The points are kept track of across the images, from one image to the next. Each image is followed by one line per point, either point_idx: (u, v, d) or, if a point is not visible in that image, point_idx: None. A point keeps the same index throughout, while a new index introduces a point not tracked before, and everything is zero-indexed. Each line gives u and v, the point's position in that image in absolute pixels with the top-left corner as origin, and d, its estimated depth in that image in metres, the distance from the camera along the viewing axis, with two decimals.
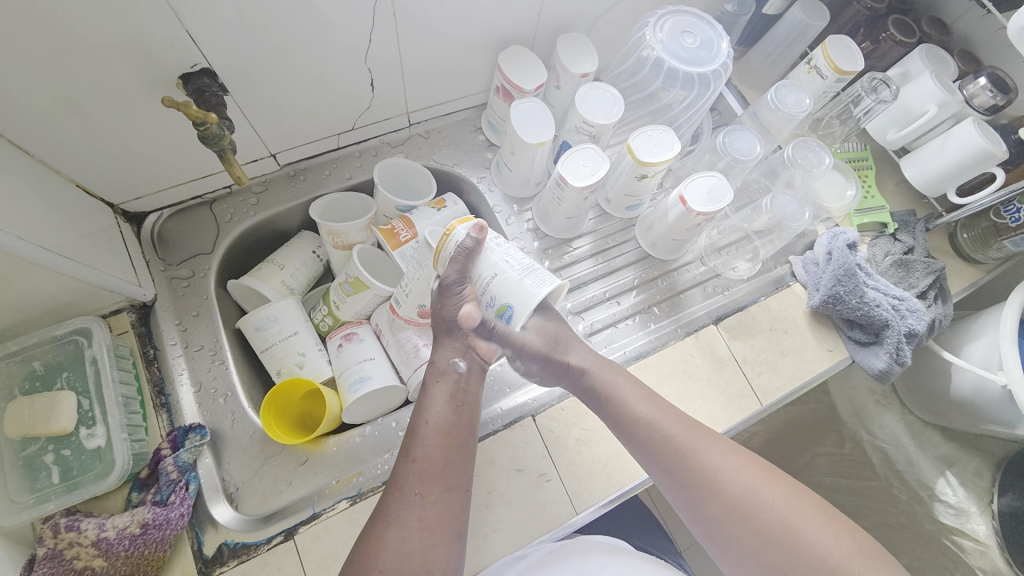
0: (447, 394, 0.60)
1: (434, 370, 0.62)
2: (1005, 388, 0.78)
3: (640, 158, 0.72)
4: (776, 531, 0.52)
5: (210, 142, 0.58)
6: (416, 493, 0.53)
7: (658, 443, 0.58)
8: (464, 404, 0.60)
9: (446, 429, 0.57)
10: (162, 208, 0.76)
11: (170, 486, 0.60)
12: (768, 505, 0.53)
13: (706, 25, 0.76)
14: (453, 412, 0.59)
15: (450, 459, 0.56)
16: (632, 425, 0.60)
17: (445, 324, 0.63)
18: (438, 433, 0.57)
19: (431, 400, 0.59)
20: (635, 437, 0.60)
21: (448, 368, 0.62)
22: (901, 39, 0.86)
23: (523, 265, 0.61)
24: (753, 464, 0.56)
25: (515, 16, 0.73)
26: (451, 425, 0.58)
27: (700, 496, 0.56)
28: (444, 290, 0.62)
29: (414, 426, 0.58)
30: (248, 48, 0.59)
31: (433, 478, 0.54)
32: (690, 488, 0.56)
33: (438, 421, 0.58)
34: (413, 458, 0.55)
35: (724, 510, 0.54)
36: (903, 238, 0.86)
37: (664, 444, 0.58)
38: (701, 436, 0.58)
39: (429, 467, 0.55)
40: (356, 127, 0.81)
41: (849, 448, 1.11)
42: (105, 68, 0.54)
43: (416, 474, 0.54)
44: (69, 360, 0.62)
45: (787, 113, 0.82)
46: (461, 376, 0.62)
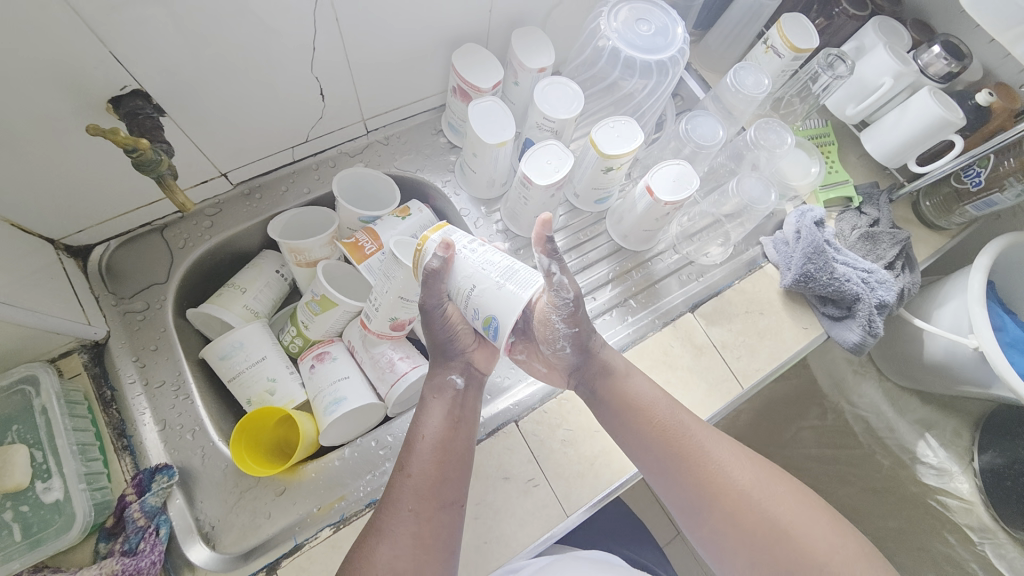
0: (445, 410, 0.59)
1: (432, 385, 0.61)
2: (976, 350, 0.80)
3: (604, 151, 0.71)
4: (774, 535, 0.52)
5: (146, 169, 0.55)
6: (410, 509, 0.52)
7: (659, 442, 0.58)
8: (461, 420, 0.59)
9: (442, 443, 0.56)
10: (108, 239, 0.72)
11: (139, 533, 0.57)
12: (767, 506, 0.54)
13: (661, 11, 0.75)
14: (450, 427, 0.58)
15: (446, 475, 0.54)
16: (628, 424, 0.60)
17: (438, 343, 0.61)
18: (435, 448, 0.56)
19: (429, 415, 0.58)
20: (636, 437, 0.60)
21: (445, 385, 0.61)
22: (853, 13, 0.87)
23: (503, 269, 0.55)
24: (752, 465, 0.57)
25: (465, 13, 0.71)
26: (448, 440, 0.57)
27: (701, 497, 0.56)
28: (427, 312, 0.59)
29: (411, 440, 0.57)
30: (181, 65, 0.56)
31: (429, 494, 0.53)
32: (691, 488, 0.56)
33: (435, 436, 0.56)
34: (409, 473, 0.54)
35: (723, 513, 0.55)
36: (869, 211, 0.87)
37: (666, 443, 0.58)
38: (695, 433, 0.58)
39: (424, 482, 0.53)
40: (310, 139, 0.78)
41: (832, 420, 1.17)
42: (25, 98, 0.50)
43: (412, 490, 0.53)
44: (17, 411, 0.58)
45: (747, 94, 0.82)
46: (459, 393, 0.60)
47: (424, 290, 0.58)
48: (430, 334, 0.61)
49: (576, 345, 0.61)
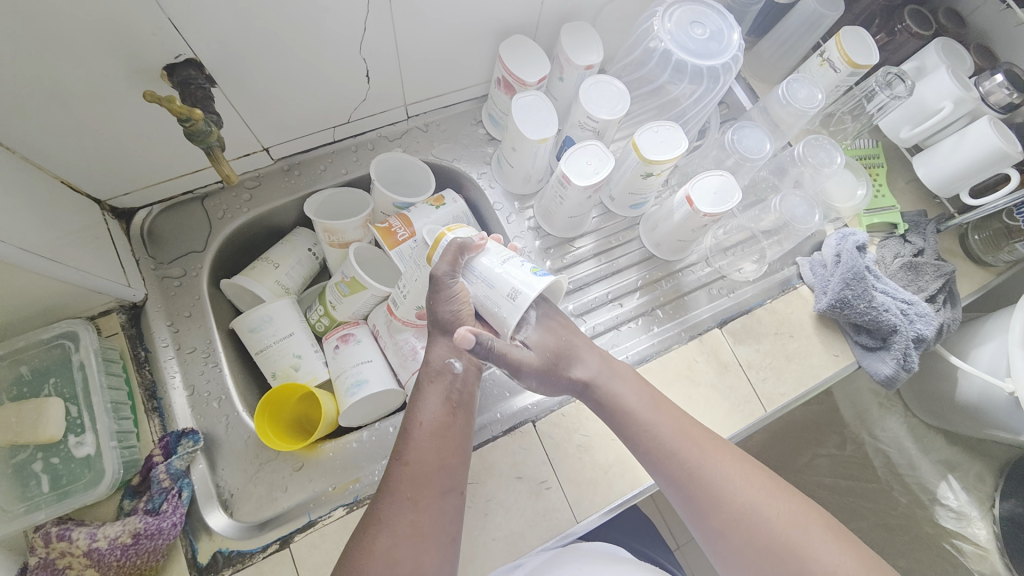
0: (439, 394, 0.58)
1: (429, 370, 0.60)
2: (1012, 394, 0.77)
3: (646, 156, 0.70)
4: (769, 546, 0.51)
5: (196, 139, 0.56)
6: (408, 496, 0.52)
7: (655, 452, 0.57)
8: (459, 405, 0.58)
9: (439, 431, 0.56)
10: (151, 204, 0.73)
11: (162, 494, 0.59)
12: (767, 520, 0.52)
13: (717, 16, 0.73)
14: (447, 413, 0.57)
15: (445, 462, 0.54)
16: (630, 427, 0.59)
17: (439, 320, 0.59)
18: (431, 436, 0.55)
19: (425, 402, 0.57)
20: (635, 442, 0.59)
21: (443, 369, 0.59)
22: (917, 31, 0.83)
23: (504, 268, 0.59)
24: (756, 478, 0.55)
25: (517, 4, 0.70)
26: (445, 427, 0.56)
27: (701, 506, 0.55)
28: (437, 282, 0.58)
29: (407, 427, 0.56)
30: (236, 39, 0.57)
31: (426, 481, 0.53)
32: (690, 497, 0.55)
33: (432, 423, 0.56)
34: (405, 461, 0.53)
35: (722, 524, 0.54)
36: (914, 240, 0.84)
37: (662, 453, 0.57)
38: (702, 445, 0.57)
39: (421, 470, 0.53)
40: (351, 120, 0.78)
41: (851, 450, 1.15)
42: (86, 60, 0.51)
43: (408, 475, 0.53)
44: (56, 365, 0.60)
45: (798, 108, 0.79)
46: (457, 376, 0.59)
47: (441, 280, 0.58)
48: (434, 306, 0.59)
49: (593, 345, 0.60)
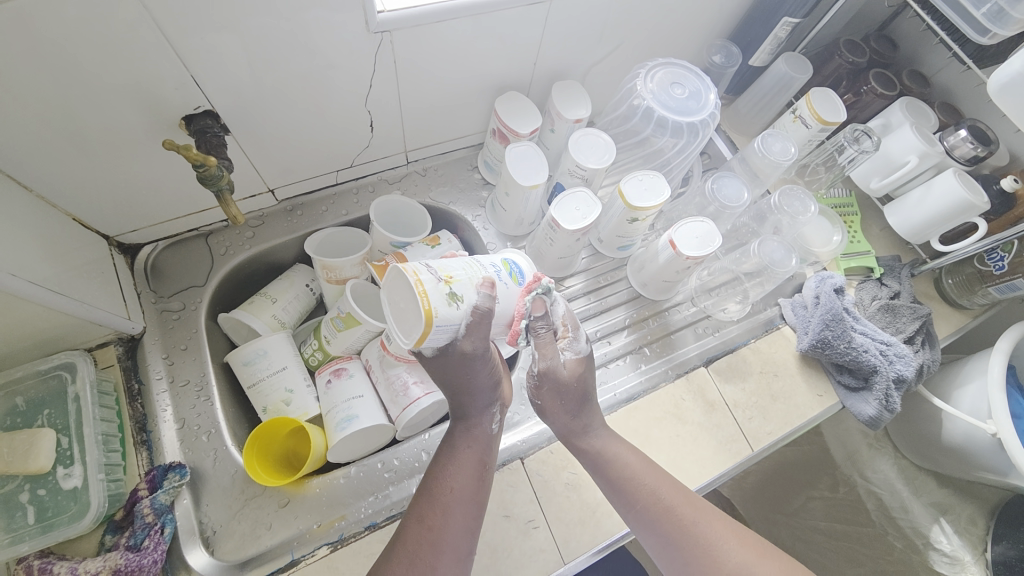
0: (466, 461, 0.58)
1: (462, 434, 0.61)
2: (995, 436, 0.78)
3: (631, 203, 0.74)
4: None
5: (208, 182, 0.59)
6: (426, 563, 0.50)
7: (621, 480, 0.59)
8: (486, 468, 0.59)
9: (466, 492, 0.56)
10: (157, 240, 0.76)
11: (145, 529, 0.58)
12: (727, 559, 0.52)
13: (695, 77, 0.79)
14: (476, 477, 0.57)
15: (465, 523, 0.54)
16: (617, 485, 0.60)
17: (469, 391, 0.61)
18: (460, 501, 0.55)
19: (456, 464, 0.58)
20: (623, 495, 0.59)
21: (478, 433, 0.61)
22: (881, 92, 0.90)
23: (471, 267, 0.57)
24: (724, 516, 0.57)
25: (511, 65, 0.76)
26: (471, 493, 0.56)
27: (666, 538, 0.56)
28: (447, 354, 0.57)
29: (433, 485, 0.56)
30: (251, 92, 0.61)
31: (447, 549, 0.51)
32: (657, 532, 0.56)
33: (462, 484, 0.56)
34: (431, 523, 0.52)
35: (680, 553, 0.54)
36: (889, 283, 0.88)
37: (630, 480, 0.59)
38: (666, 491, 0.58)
39: (442, 533, 0.52)
40: (354, 164, 0.83)
41: (843, 492, 1.11)
42: (107, 110, 0.55)
43: (429, 541, 0.51)
44: (51, 396, 0.61)
45: (773, 160, 0.85)
46: (487, 439, 0.61)
47: (467, 332, 0.56)
48: (463, 378, 0.60)
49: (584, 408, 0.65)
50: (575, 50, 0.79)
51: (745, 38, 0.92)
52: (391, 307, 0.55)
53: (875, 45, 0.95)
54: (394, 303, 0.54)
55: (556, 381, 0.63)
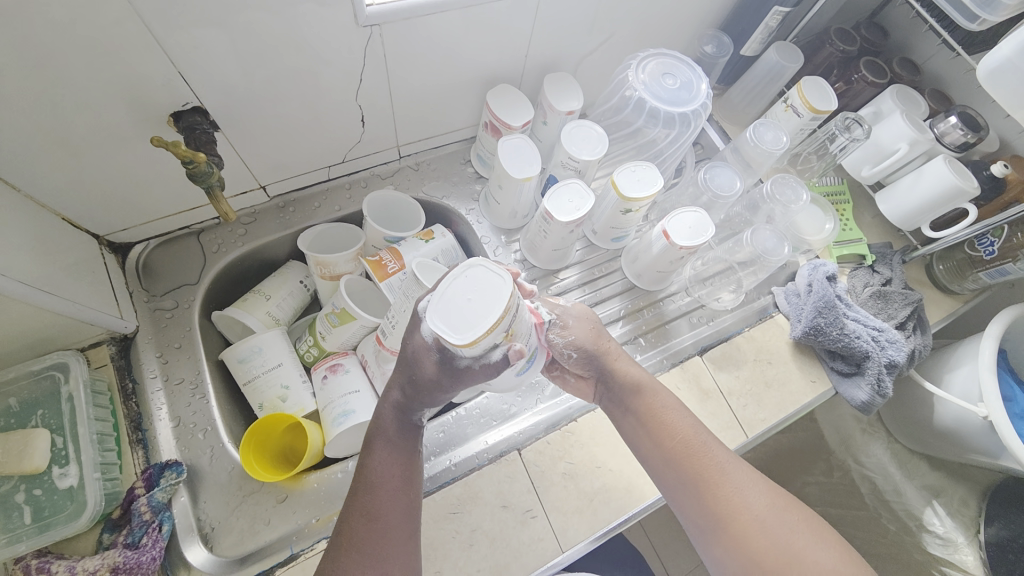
0: (399, 445, 0.57)
1: (378, 428, 0.58)
2: (986, 419, 0.79)
3: (624, 194, 0.74)
4: (743, 530, 0.51)
5: (199, 180, 0.59)
6: (376, 553, 0.50)
7: (652, 426, 0.58)
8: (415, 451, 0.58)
9: (398, 478, 0.55)
10: (148, 238, 0.76)
11: (143, 527, 0.58)
12: (765, 524, 0.51)
13: (687, 67, 0.79)
14: (410, 463, 0.56)
15: (405, 506, 0.53)
16: (663, 443, 0.57)
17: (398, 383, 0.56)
18: (399, 487, 0.54)
19: (381, 456, 0.55)
20: (662, 449, 0.57)
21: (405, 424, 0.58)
22: (872, 80, 0.91)
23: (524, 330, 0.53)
24: (750, 467, 0.56)
25: (502, 57, 0.76)
26: (408, 479, 0.55)
27: (693, 486, 0.55)
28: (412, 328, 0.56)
29: (362, 481, 0.54)
30: (240, 87, 0.61)
31: (394, 533, 0.51)
32: (682, 479, 0.55)
33: (393, 472, 0.55)
34: (370, 516, 0.51)
35: (715, 514, 0.53)
36: (881, 270, 0.88)
37: (674, 437, 0.57)
38: (713, 454, 0.56)
39: (383, 520, 0.52)
40: (346, 160, 0.82)
41: (838, 477, 1.13)
42: (94, 107, 0.55)
43: (377, 529, 0.51)
44: (45, 396, 0.61)
45: (766, 149, 0.85)
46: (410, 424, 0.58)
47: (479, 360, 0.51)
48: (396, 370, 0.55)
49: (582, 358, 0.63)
50: (567, 41, 0.79)
51: (736, 28, 0.92)
52: (456, 290, 0.47)
53: (866, 33, 0.95)
54: (462, 295, 0.47)
55: (575, 316, 0.64)
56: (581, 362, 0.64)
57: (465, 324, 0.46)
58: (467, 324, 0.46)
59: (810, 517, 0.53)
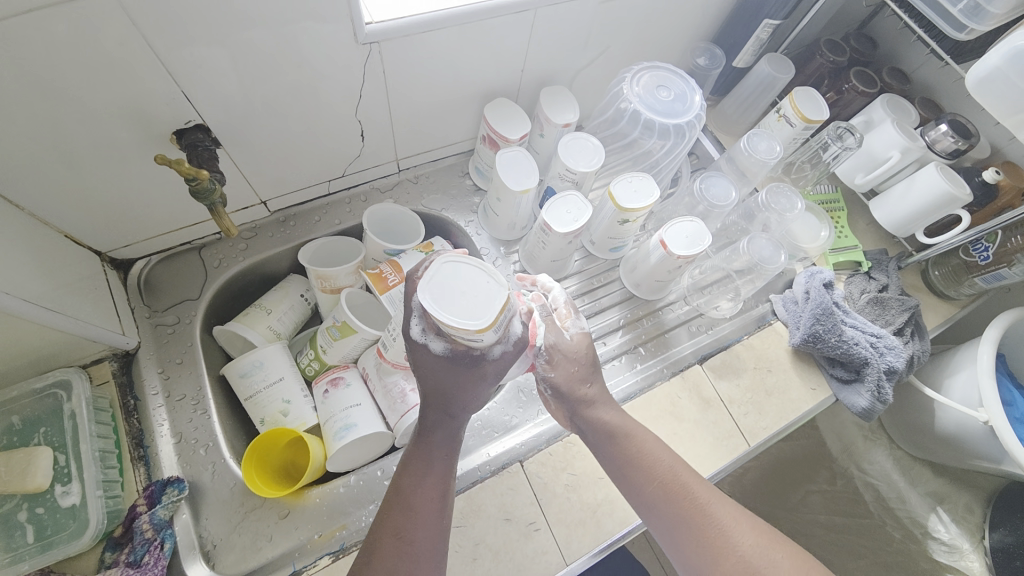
0: (439, 448, 0.58)
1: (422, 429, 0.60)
2: (987, 424, 0.79)
3: (621, 205, 0.75)
4: (731, 573, 0.51)
5: (201, 196, 0.60)
6: (405, 572, 0.49)
7: (635, 465, 0.58)
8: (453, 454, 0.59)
9: (435, 479, 0.55)
10: (150, 254, 0.76)
11: (144, 545, 0.58)
12: (741, 547, 0.52)
13: (680, 79, 0.81)
14: (446, 481, 0.56)
15: (436, 511, 0.54)
16: (632, 472, 0.58)
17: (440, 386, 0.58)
18: (434, 506, 0.54)
19: (419, 458, 0.57)
20: (636, 479, 0.58)
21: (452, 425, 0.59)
22: (862, 90, 0.92)
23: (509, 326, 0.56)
24: (733, 504, 0.56)
25: (499, 72, 0.77)
26: (441, 500, 0.55)
27: (679, 526, 0.54)
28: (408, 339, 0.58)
29: (399, 482, 0.55)
30: (241, 104, 0.62)
31: (424, 535, 0.52)
32: (668, 519, 0.55)
33: (433, 474, 0.56)
34: (409, 515, 0.52)
35: (690, 541, 0.53)
36: (877, 277, 0.89)
37: (646, 464, 0.58)
38: (684, 479, 0.57)
39: (417, 523, 0.52)
40: (346, 174, 0.83)
41: (842, 485, 1.12)
42: (98, 126, 0.56)
43: (407, 549, 0.50)
44: (46, 414, 0.61)
45: (760, 159, 0.86)
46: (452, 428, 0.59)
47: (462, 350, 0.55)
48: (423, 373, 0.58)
49: (555, 390, 0.64)
50: (562, 55, 0.80)
51: (727, 40, 0.94)
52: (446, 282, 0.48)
53: (855, 44, 0.97)
54: (456, 282, 0.48)
55: (564, 355, 0.63)
56: (556, 397, 0.65)
57: (477, 309, 0.47)
58: (478, 308, 0.47)
59: (797, 554, 0.53)
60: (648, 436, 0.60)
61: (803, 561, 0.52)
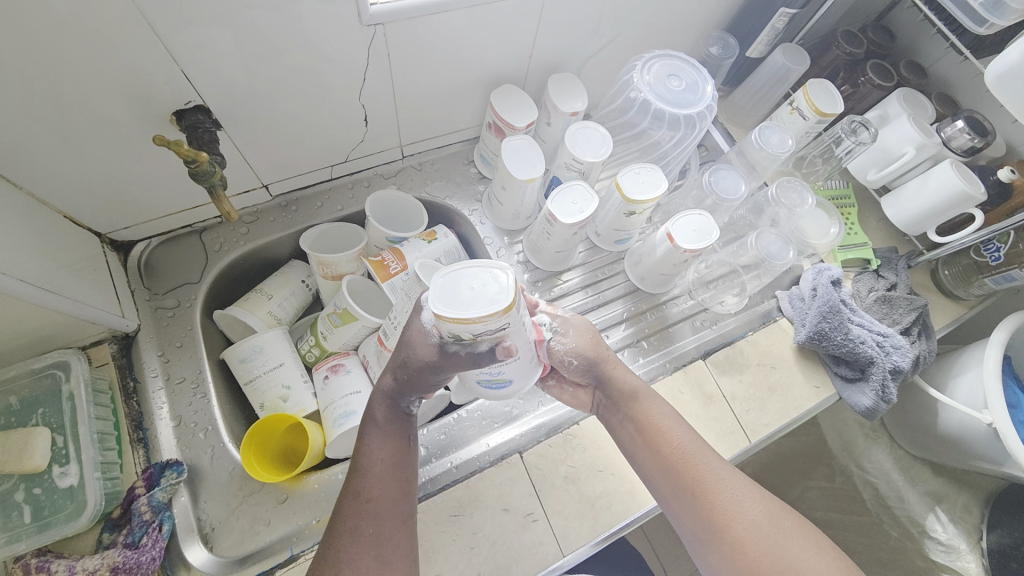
0: (391, 433, 0.56)
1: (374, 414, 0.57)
2: (991, 426, 0.78)
3: (628, 196, 0.73)
4: (742, 544, 0.51)
5: (201, 179, 0.59)
6: (371, 536, 0.50)
7: (646, 432, 0.58)
8: (409, 440, 0.57)
9: (392, 467, 0.54)
10: (150, 237, 0.75)
11: (143, 527, 0.58)
12: (752, 519, 0.52)
13: (692, 68, 0.79)
14: (401, 447, 0.56)
15: (402, 496, 0.53)
16: (646, 443, 0.58)
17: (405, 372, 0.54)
18: (389, 476, 0.54)
19: (376, 445, 0.55)
20: (646, 449, 0.58)
21: (401, 412, 0.57)
22: (879, 83, 0.90)
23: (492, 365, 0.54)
24: (744, 476, 0.55)
25: (506, 58, 0.76)
26: (401, 463, 0.55)
27: (689, 497, 0.54)
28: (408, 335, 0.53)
29: (359, 469, 0.54)
30: (241, 84, 0.60)
31: (389, 518, 0.51)
32: (680, 490, 0.55)
33: (389, 462, 0.54)
34: (367, 500, 0.52)
35: (702, 510, 0.53)
36: (886, 275, 0.88)
37: (661, 436, 0.57)
38: (697, 452, 0.56)
39: (381, 507, 0.52)
40: (349, 159, 0.82)
41: (840, 482, 1.14)
42: (94, 105, 0.54)
43: (371, 516, 0.51)
44: (45, 395, 0.61)
45: (771, 152, 0.84)
46: (403, 415, 0.57)
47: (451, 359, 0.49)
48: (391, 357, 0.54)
49: (582, 362, 0.61)
50: (571, 42, 0.78)
51: (742, 29, 0.91)
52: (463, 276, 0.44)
53: (872, 35, 0.94)
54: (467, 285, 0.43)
55: (577, 325, 0.63)
56: (581, 371, 0.62)
57: (471, 302, 0.42)
58: (474, 302, 0.42)
59: (808, 527, 0.52)
60: (662, 407, 0.60)
61: (810, 533, 0.52)
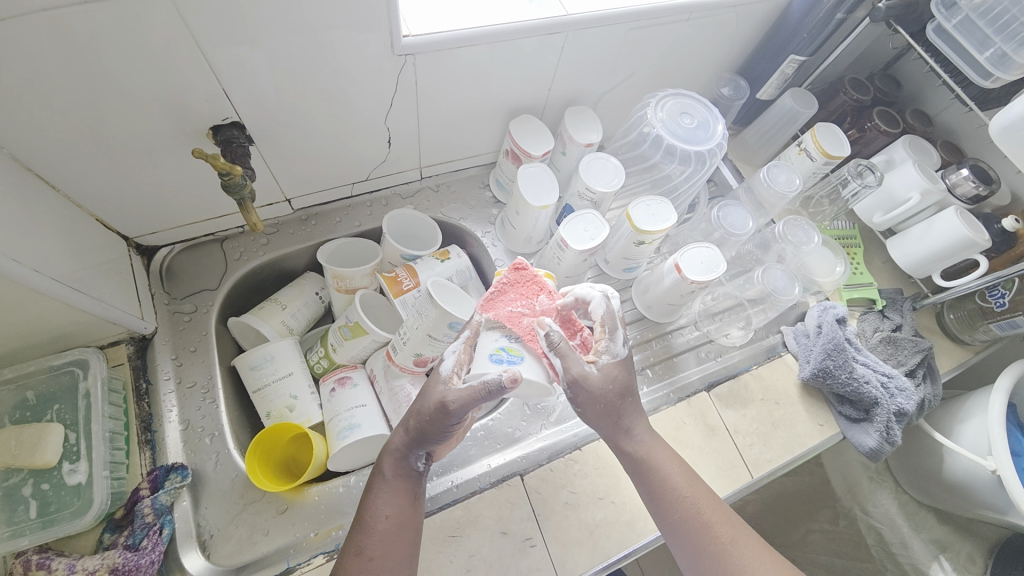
0: (402, 488, 0.56)
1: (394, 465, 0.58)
2: (995, 473, 0.77)
3: (638, 226, 0.75)
4: None
5: (232, 191, 0.62)
6: None
7: (660, 491, 0.58)
8: (419, 496, 0.57)
9: (398, 520, 0.55)
10: (174, 243, 0.78)
11: (144, 529, 0.58)
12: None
13: (704, 108, 0.82)
14: (407, 505, 0.56)
15: (404, 553, 0.53)
16: (659, 501, 0.58)
17: (424, 426, 0.57)
18: (394, 530, 0.54)
19: (386, 497, 0.55)
20: (662, 508, 0.58)
21: (414, 466, 0.58)
22: (885, 129, 0.93)
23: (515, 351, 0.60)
24: (755, 535, 0.57)
25: (526, 90, 0.79)
26: (407, 520, 0.55)
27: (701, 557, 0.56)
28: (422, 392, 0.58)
29: (366, 520, 0.54)
30: (274, 103, 0.64)
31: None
32: (694, 549, 0.56)
33: (396, 517, 0.55)
34: (369, 556, 0.52)
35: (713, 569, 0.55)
36: (891, 316, 0.89)
37: (673, 494, 0.58)
38: (713, 512, 0.57)
39: (383, 565, 0.52)
40: (370, 177, 0.85)
41: (844, 526, 1.10)
42: (136, 117, 0.58)
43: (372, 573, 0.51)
44: (62, 391, 0.62)
45: (778, 191, 0.87)
46: (421, 471, 0.58)
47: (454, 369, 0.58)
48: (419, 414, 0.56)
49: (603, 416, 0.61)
50: (589, 78, 0.82)
51: (752, 73, 0.95)
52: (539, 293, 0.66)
53: (880, 84, 0.98)
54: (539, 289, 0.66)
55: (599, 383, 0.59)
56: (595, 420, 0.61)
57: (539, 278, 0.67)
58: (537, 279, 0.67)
59: None
60: (675, 467, 0.60)
61: None
